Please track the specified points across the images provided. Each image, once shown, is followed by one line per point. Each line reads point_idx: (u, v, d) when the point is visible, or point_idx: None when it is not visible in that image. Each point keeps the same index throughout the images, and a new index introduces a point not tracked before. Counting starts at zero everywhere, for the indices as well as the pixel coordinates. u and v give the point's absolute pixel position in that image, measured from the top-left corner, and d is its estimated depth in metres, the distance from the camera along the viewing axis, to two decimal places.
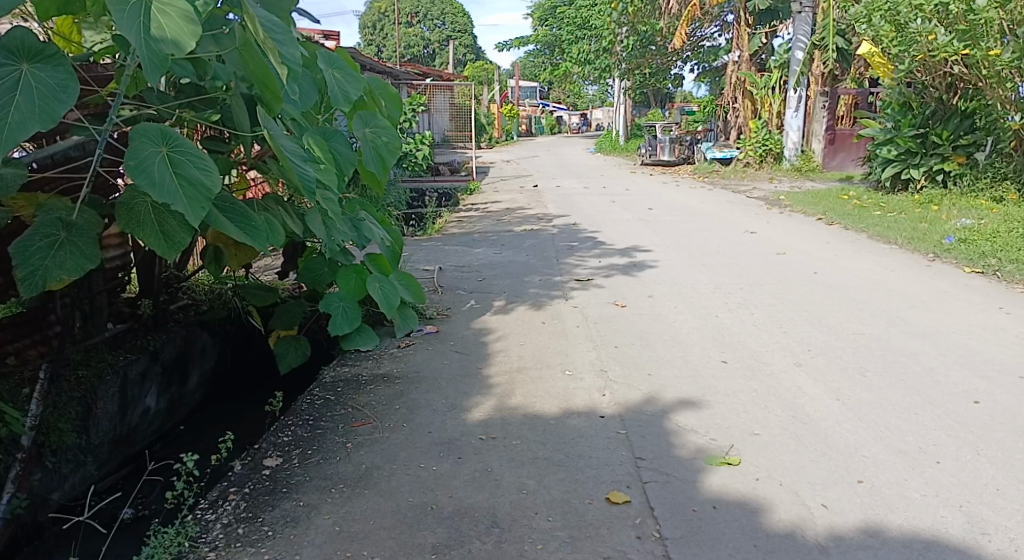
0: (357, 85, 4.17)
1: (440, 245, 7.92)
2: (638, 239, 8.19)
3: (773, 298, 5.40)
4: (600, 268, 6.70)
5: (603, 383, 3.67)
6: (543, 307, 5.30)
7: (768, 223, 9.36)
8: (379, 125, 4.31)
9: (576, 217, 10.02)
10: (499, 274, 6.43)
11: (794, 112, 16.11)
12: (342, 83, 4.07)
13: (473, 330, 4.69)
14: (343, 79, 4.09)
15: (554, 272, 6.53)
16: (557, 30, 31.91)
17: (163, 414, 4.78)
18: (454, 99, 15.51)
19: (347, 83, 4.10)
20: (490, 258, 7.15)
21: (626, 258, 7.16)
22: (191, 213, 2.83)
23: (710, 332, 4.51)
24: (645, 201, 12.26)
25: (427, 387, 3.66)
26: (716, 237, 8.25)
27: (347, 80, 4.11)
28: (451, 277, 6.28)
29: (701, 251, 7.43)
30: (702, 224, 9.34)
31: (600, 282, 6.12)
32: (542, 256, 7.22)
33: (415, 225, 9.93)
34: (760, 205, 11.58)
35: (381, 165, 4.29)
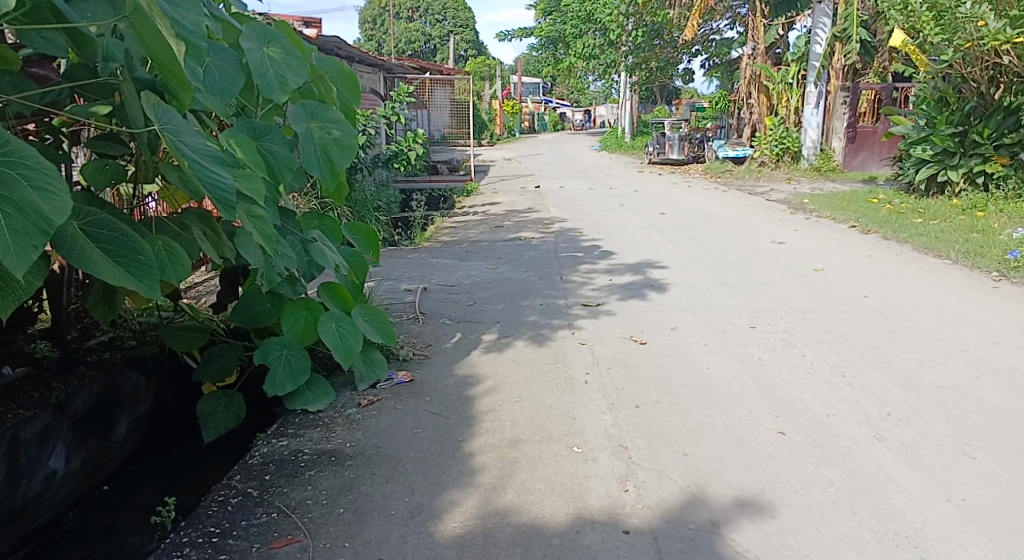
0: (300, 67, 3.40)
1: (429, 258, 7.02)
2: (652, 252, 7.24)
3: (822, 330, 4.45)
4: (610, 288, 5.76)
5: (624, 469, 2.73)
6: (543, 344, 4.35)
7: (797, 231, 8.41)
8: (332, 117, 3.48)
9: (581, 223, 9.09)
10: (492, 296, 5.51)
11: (814, 109, 15.16)
12: (277, 66, 3.32)
13: (457, 379, 3.74)
14: (280, 61, 3.34)
15: (557, 293, 5.61)
16: (561, 24, 30.94)
17: (78, 476, 3.87)
18: (454, 95, 14.53)
19: (284, 68, 3.33)
20: (483, 275, 6.24)
21: (640, 275, 6.22)
22: (14, 255, 1.82)
23: (754, 384, 3.59)
24: (656, 204, 11.32)
25: (386, 476, 2.71)
26: (739, 249, 7.32)
27: (286, 63, 3.35)
28: (435, 301, 5.36)
29: (725, 266, 6.50)
30: (723, 233, 8.39)
31: (612, 308, 5.17)
32: (544, 272, 6.30)
33: (404, 233, 9.05)
34: (783, 208, 10.64)
35: (332, 171, 3.46)
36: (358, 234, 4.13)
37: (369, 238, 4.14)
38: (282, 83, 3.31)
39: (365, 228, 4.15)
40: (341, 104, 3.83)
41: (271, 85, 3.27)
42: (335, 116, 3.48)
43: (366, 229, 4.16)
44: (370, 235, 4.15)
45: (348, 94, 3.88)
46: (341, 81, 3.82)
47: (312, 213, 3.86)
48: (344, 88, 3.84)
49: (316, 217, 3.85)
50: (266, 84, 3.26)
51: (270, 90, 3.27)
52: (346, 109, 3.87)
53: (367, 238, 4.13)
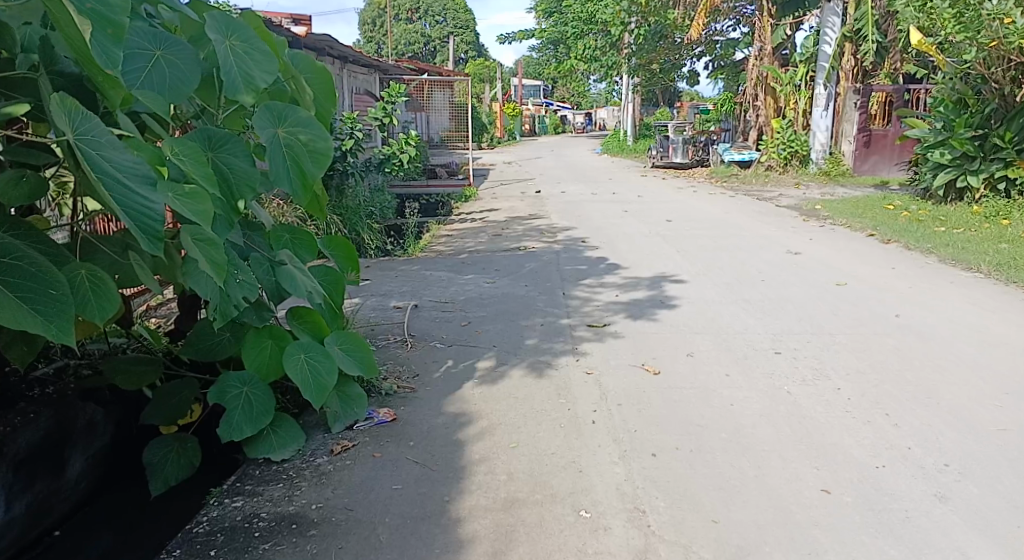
0: (269, 62, 2.94)
1: (422, 270, 6.58)
2: (661, 264, 6.80)
3: (856, 356, 4.01)
4: (617, 306, 5.32)
5: (644, 541, 2.29)
6: (545, 373, 3.90)
7: (813, 240, 7.97)
8: (305, 121, 3.02)
9: (584, 230, 8.66)
10: (489, 314, 5.06)
11: (823, 111, 14.75)
12: (241, 61, 2.86)
13: (447, 417, 3.28)
14: (244, 55, 2.87)
15: (560, 311, 5.17)
16: (562, 25, 30.54)
17: (23, 520, 3.11)
18: (453, 97, 14.07)
19: (249, 65, 2.87)
20: (479, 290, 5.79)
21: (649, 291, 5.78)
22: None
23: (787, 425, 3.14)
24: (662, 211, 10.88)
25: (357, 552, 2.26)
26: (754, 261, 6.88)
27: (251, 58, 2.89)
28: (426, 320, 4.91)
29: (740, 280, 6.06)
30: (735, 242, 7.95)
31: (621, 329, 4.73)
32: (545, 286, 5.86)
33: (399, 243, 8.61)
34: (794, 215, 10.20)
35: (304, 183, 3.02)
36: (335, 249, 3.66)
37: (348, 253, 3.67)
38: (248, 81, 2.85)
39: (341, 241, 3.67)
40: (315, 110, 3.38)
41: (234, 84, 2.81)
42: (307, 119, 3.03)
43: (343, 243, 3.68)
44: (349, 249, 3.68)
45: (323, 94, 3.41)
46: (314, 79, 3.36)
47: (281, 226, 3.40)
48: (317, 86, 3.38)
49: (284, 230, 3.40)
50: (230, 82, 2.80)
51: (234, 89, 2.81)
52: (321, 115, 3.42)
53: (346, 253, 3.66)
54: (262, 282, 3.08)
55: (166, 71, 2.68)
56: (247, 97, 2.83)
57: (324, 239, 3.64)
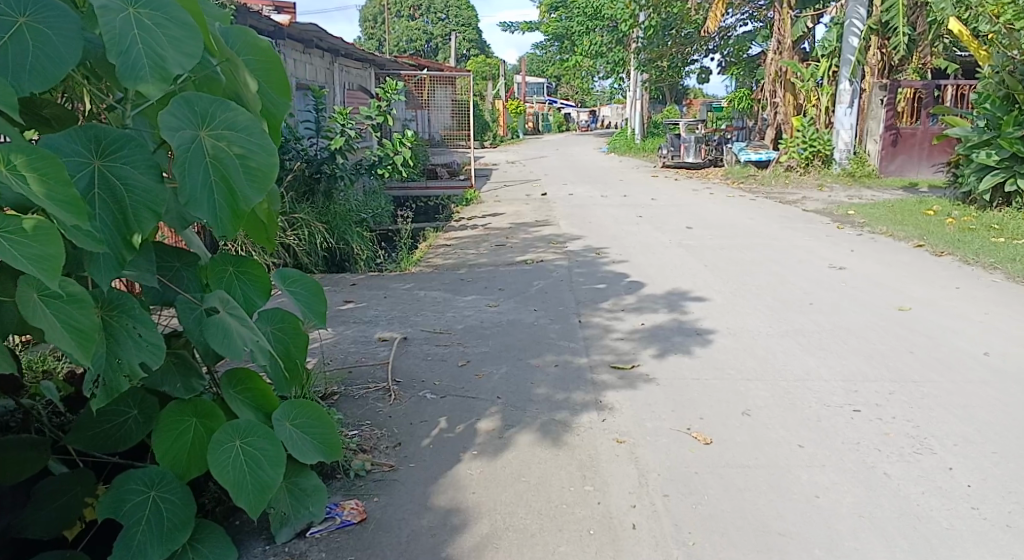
0: (192, 34, 1.99)
1: (416, 291, 5.75)
2: (688, 279, 5.95)
3: (957, 418, 3.17)
4: (645, 336, 4.46)
5: None
6: (565, 437, 3.06)
7: (854, 252, 7.14)
8: (239, 123, 2.12)
9: (598, 239, 7.82)
10: (493, 349, 4.22)
11: (847, 108, 13.87)
12: (150, 35, 1.93)
13: (437, 517, 2.44)
14: (155, 27, 1.95)
15: (578, 344, 4.33)
16: (566, 21, 29.62)
17: None
18: (456, 94, 13.20)
19: (160, 41, 1.94)
20: (482, 315, 4.95)
21: (680, 314, 4.94)
22: None
23: (902, 538, 2.30)
24: (680, 215, 10.04)
25: None
26: (795, 278, 6.05)
27: (165, 31, 1.96)
28: (417, 359, 4.07)
29: (784, 302, 5.22)
30: (767, 254, 7.11)
31: (652, 368, 3.89)
32: (559, 311, 5.02)
33: (393, 257, 7.76)
34: (825, 221, 9.35)
35: (235, 213, 2.09)
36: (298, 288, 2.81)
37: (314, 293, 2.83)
38: (158, 63, 1.91)
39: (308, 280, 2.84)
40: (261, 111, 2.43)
41: (138, 67, 1.89)
42: (243, 119, 2.13)
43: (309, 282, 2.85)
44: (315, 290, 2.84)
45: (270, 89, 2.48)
46: (258, 69, 2.41)
47: (224, 253, 2.54)
48: (261, 78, 2.43)
49: (228, 259, 2.54)
50: (127, 64, 1.88)
51: (136, 76, 1.88)
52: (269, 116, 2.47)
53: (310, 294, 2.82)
54: (185, 323, 2.26)
55: (32, 49, 1.80)
56: (158, 88, 1.92)
57: (283, 273, 2.79)
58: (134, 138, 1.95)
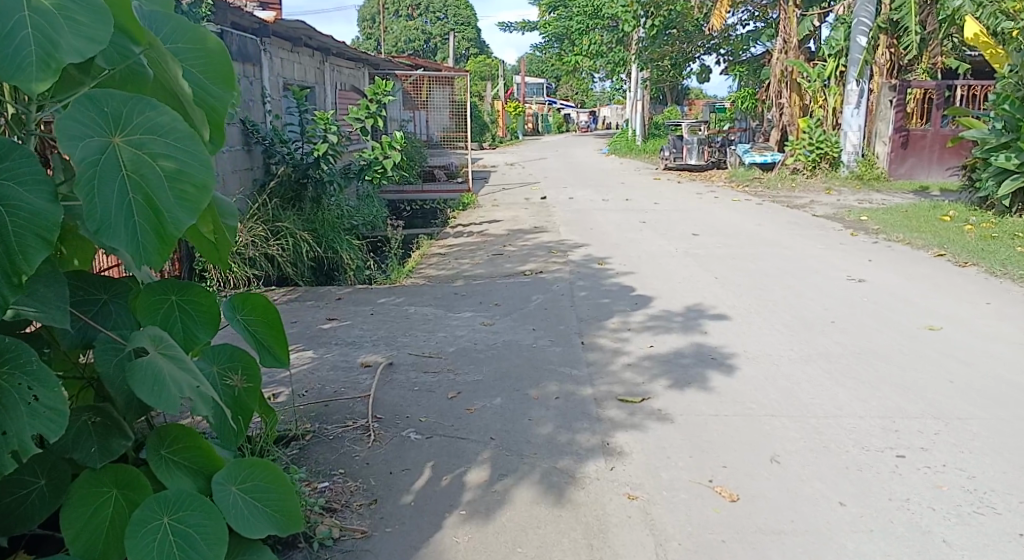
0: (102, 19, 1.54)
1: (406, 307, 5.34)
2: (699, 293, 5.55)
3: (1017, 466, 2.77)
4: (654, 362, 4.06)
5: None
6: (567, 491, 2.65)
7: (872, 262, 6.74)
8: (166, 125, 1.63)
9: (601, 248, 7.43)
10: (487, 378, 3.82)
11: (855, 109, 13.49)
12: (39, 18, 1.47)
13: None
14: (47, 8, 1.49)
15: (581, 370, 3.93)
16: (566, 21, 29.19)
17: None
18: (453, 95, 12.77)
19: (53, 25, 1.48)
20: (476, 337, 4.55)
21: (691, 335, 4.54)
22: None
23: None
24: (685, 221, 9.65)
25: None
26: (812, 291, 5.65)
27: (58, 12, 1.50)
28: (403, 389, 3.67)
29: (803, 321, 4.83)
30: (780, 264, 6.71)
31: (665, 402, 3.48)
32: (560, 331, 4.62)
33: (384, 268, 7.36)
34: (838, 227, 8.96)
35: (163, 240, 1.57)
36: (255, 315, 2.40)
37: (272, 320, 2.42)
38: (48, 54, 1.45)
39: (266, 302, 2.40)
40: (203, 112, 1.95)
41: (22, 58, 1.43)
42: (167, 121, 1.63)
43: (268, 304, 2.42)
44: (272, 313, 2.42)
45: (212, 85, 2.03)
46: (193, 60, 1.93)
47: (162, 280, 2.08)
48: (197, 69, 1.94)
49: (166, 286, 2.08)
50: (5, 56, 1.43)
51: (18, 71, 1.42)
52: (210, 114, 1.97)
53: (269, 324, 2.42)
54: (103, 373, 1.79)
55: None
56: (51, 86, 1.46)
57: (238, 298, 2.39)
58: (27, 147, 1.51)
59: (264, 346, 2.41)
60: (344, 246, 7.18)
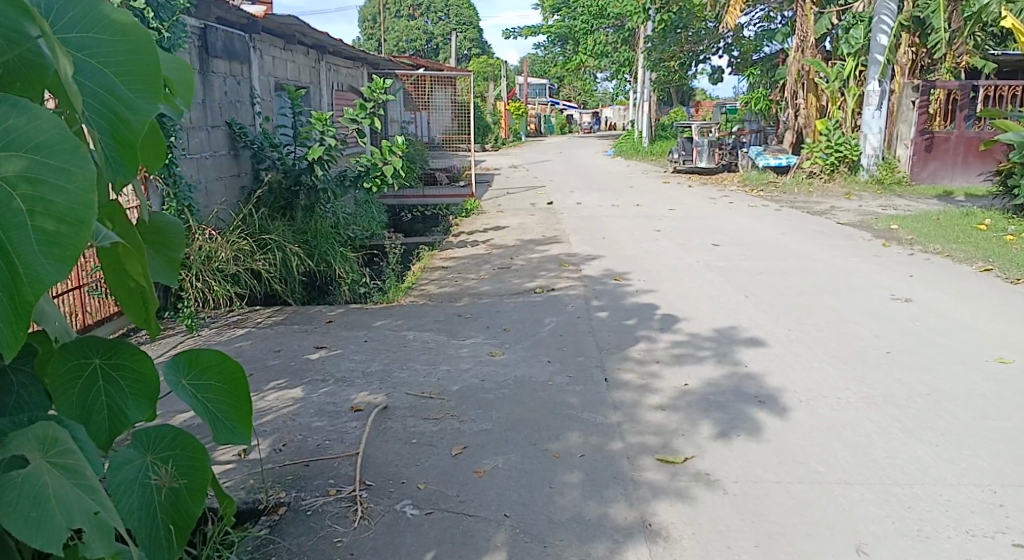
0: None
1: (403, 332, 4.75)
2: (731, 315, 4.96)
3: None
4: (691, 401, 3.47)
5: None
6: None
7: (915, 278, 6.16)
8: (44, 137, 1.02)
9: (616, 261, 6.85)
10: (498, 427, 3.23)
11: (875, 111, 12.92)
12: None
13: None
14: None
15: (608, 415, 3.34)
16: (570, 21, 28.61)
17: None
18: (455, 96, 12.17)
19: None
20: (483, 372, 3.96)
21: (730, 367, 3.95)
22: None
23: None
24: (703, 229, 9.08)
25: None
26: (857, 314, 5.07)
27: None
28: (396, 443, 3.09)
29: (855, 351, 4.24)
30: (814, 280, 6.13)
31: (713, 460, 2.90)
32: (579, 364, 4.03)
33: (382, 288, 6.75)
34: (867, 237, 8.38)
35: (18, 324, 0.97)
36: (209, 380, 1.85)
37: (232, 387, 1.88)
38: None
39: (229, 364, 1.88)
40: (128, 124, 1.19)
41: None
42: (47, 130, 1.03)
43: (232, 365, 1.89)
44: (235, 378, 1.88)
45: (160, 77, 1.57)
46: (117, 56, 1.19)
47: (86, 337, 1.51)
48: (114, 66, 1.18)
49: (89, 345, 1.50)
50: None
51: None
52: (127, 135, 1.20)
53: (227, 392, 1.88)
54: None
55: None
56: None
57: (186, 356, 1.85)
58: None
59: (219, 418, 1.85)
60: (340, 261, 6.60)
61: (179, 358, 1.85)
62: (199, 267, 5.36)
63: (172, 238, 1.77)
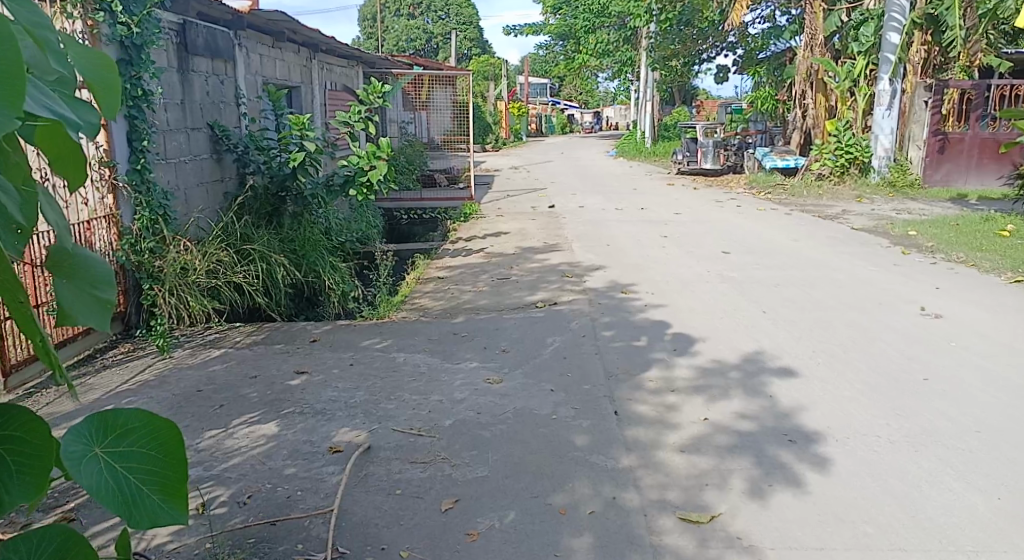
0: None
1: (393, 354, 4.36)
2: (750, 336, 4.57)
3: None
4: (715, 442, 3.08)
5: None
6: None
7: (942, 291, 5.77)
8: None
9: (622, 271, 6.45)
10: (494, 474, 2.84)
11: (886, 111, 12.52)
12: None
13: None
14: None
15: (621, 459, 2.95)
16: (571, 19, 28.21)
17: None
18: (454, 96, 11.76)
19: None
20: (479, 403, 3.56)
21: (754, 399, 3.56)
22: None
23: None
24: (712, 236, 8.68)
25: None
26: (886, 333, 4.67)
27: None
28: (377, 495, 2.70)
29: (890, 379, 3.84)
30: (835, 293, 5.74)
31: (745, 521, 2.51)
32: (586, 394, 3.63)
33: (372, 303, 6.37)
34: (884, 244, 7.99)
35: None
36: (137, 447, 1.14)
37: (167, 454, 1.14)
38: None
39: (159, 421, 1.15)
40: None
41: None
42: None
43: (164, 424, 1.15)
44: (168, 440, 1.15)
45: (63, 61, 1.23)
46: None
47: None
48: None
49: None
50: None
51: None
52: None
53: (161, 465, 1.14)
54: None
55: None
56: None
57: (101, 417, 1.14)
58: None
59: (135, 497, 1.11)
60: (328, 271, 6.22)
61: (90, 421, 1.14)
62: (174, 281, 4.97)
63: (95, 274, 1.35)
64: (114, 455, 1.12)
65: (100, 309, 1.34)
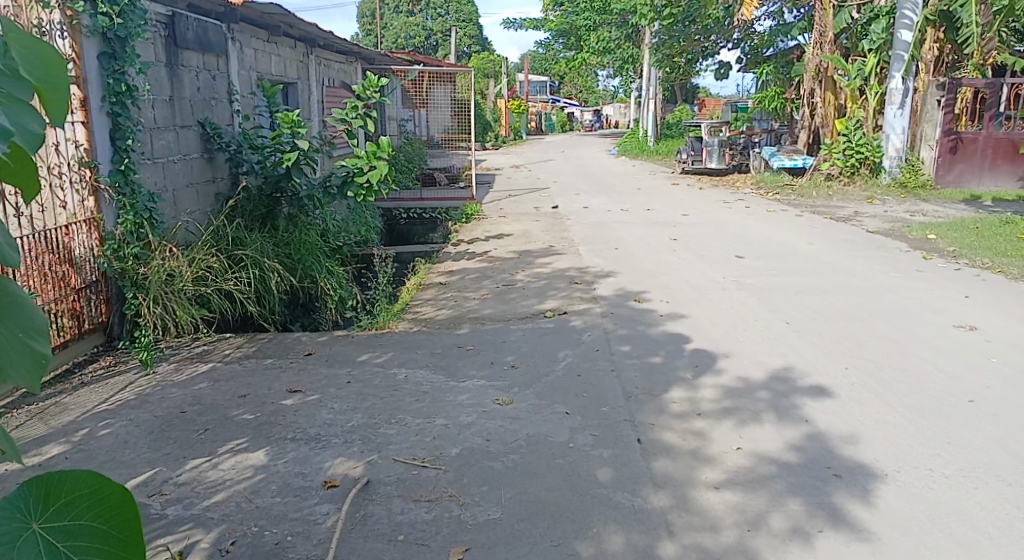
0: None
1: (392, 371, 4.04)
2: (775, 350, 4.27)
3: None
4: (751, 477, 2.78)
5: None
6: None
7: (971, 300, 5.48)
8: None
9: (634, 278, 6.15)
10: (507, 516, 2.53)
11: (898, 109, 12.22)
12: None
13: None
14: None
15: (648, 498, 2.64)
16: (572, 16, 27.88)
17: None
18: (455, 93, 11.42)
19: None
20: (488, 429, 3.26)
21: (788, 425, 3.26)
22: None
23: None
24: (723, 238, 8.38)
25: None
26: (919, 347, 4.38)
27: None
28: (377, 541, 2.40)
29: (932, 400, 3.55)
30: (859, 301, 5.45)
31: None
32: (604, 418, 3.33)
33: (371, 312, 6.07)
34: (902, 248, 7.69)
35: None
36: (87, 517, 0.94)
37: (125, 531, 0.96)
38: None
39: (112, 484, 0.95)
40: None
41: None
42: None
43: (117, 487, 0.96)
44: (125, 509, 0.96)
45: (7, 51, 0.94)
46: None
47: None
48: None
49: None
50: None
51: None
52: None
53: (116, 542, 0.95)
54: None
55: None
56: None
57: (39, 484, 0.92)
58: None
59: None
60: (327, 279, 5.91)
61: (24, 489, 0.91)
62: (159, 290, 4.65)
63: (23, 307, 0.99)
64: (58, 533, 0.92)
65: (32, 361, 0.99)
